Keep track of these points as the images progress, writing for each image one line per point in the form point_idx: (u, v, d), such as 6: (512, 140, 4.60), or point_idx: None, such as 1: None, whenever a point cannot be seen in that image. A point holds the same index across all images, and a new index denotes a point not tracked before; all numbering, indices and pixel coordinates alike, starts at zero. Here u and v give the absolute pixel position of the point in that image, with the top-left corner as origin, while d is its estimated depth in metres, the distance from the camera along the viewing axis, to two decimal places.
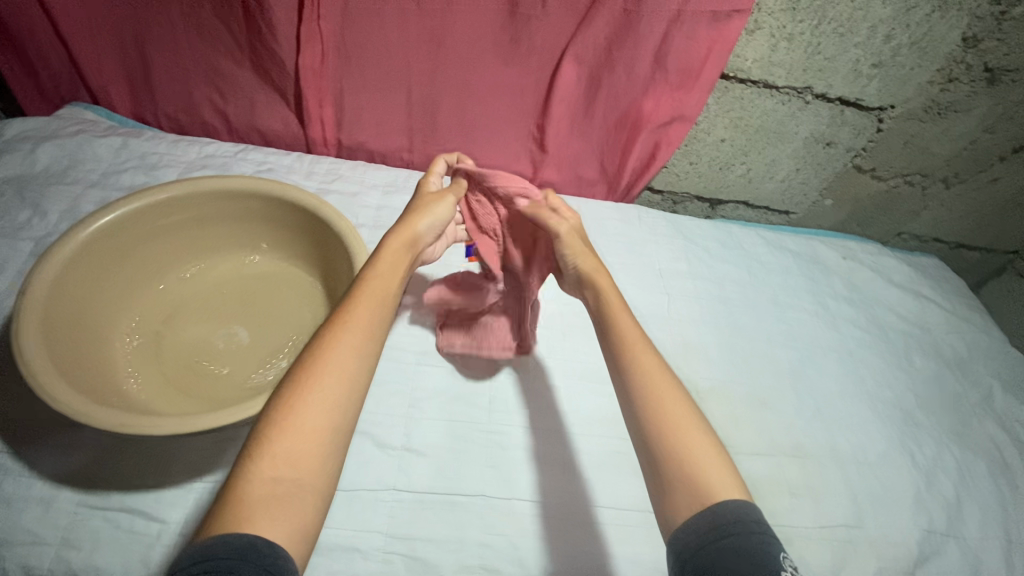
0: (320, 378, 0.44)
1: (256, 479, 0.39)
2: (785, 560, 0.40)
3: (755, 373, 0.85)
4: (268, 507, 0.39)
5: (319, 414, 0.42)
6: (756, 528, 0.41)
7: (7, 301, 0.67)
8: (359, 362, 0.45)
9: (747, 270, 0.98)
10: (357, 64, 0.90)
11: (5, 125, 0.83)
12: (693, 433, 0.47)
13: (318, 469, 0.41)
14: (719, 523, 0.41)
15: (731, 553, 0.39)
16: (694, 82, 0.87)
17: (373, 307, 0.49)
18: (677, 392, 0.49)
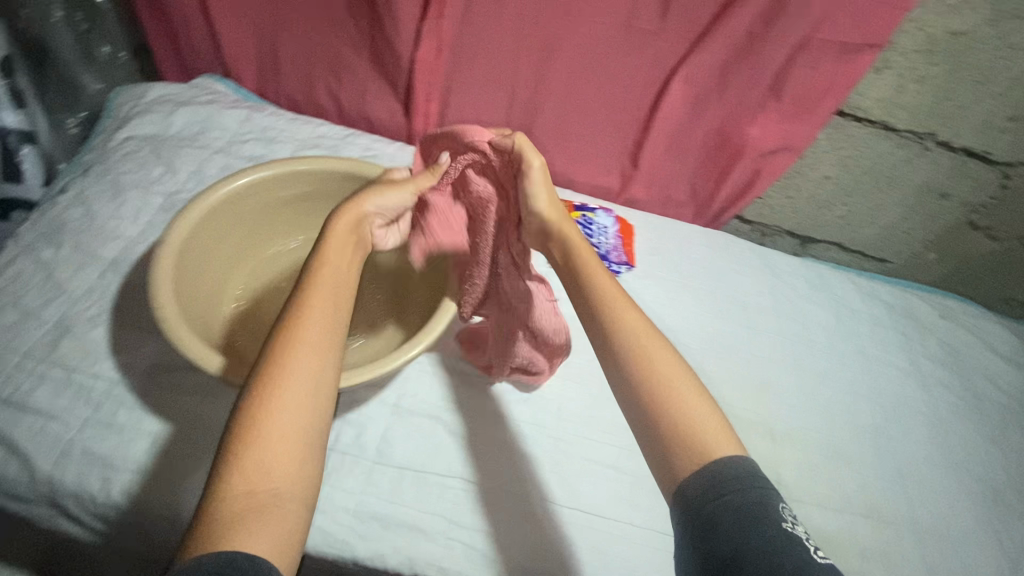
0: (282, 387, 0.44)
1: (231, 496, 0.40)
2: (782, 508, 0.43)
3: (833, 423, 0.81)
4: (247, 522, 0.39)
5: (285, 421, 0.43)
6: (753, 483, 0.43)
7: (137, 248, 0.73)
8: (317, 363, 0.47)
9: (835, 315, 0.94)
10: (467, 63, 0.92)
11: (149, 88, 0.91)
12: (695, 403, 0.47)
13: (292, 472, 0.42)
14: (720, 484, 0.43)
15: (731, 508, 0.42)
16: (808, 114, 0.84)
17: (328, 307, 0.50)
18: (679, 365, 0.49)
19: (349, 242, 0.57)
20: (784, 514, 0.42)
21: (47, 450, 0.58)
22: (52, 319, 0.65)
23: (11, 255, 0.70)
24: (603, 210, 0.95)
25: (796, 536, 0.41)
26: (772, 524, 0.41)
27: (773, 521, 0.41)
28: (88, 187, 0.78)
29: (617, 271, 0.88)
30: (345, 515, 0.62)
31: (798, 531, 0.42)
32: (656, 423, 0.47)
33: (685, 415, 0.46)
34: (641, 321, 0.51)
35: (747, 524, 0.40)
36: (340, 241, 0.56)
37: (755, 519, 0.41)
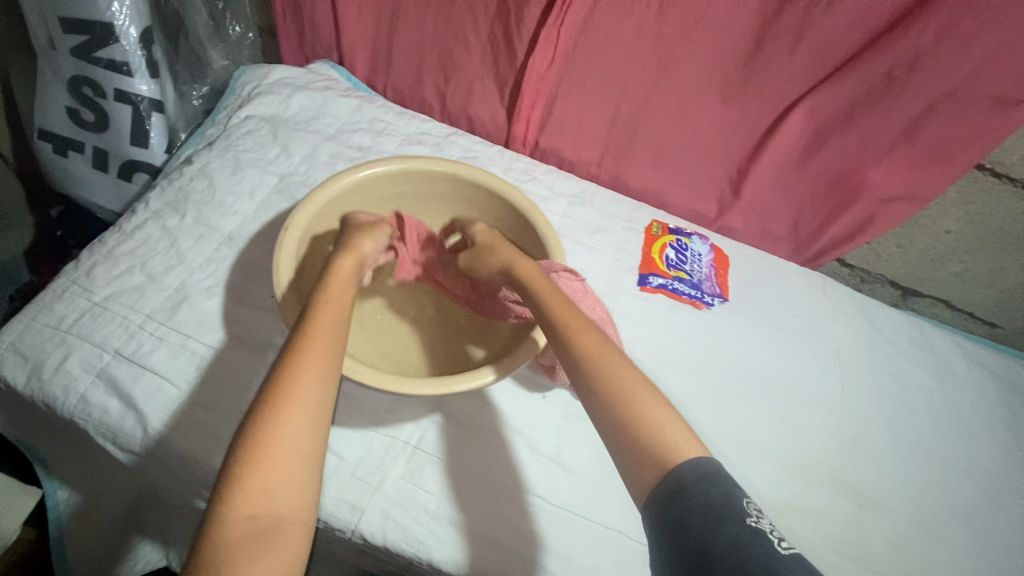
0: (288, 412, 0.44)
1: (234, 520, 0.40)
2: (746, 504, 0.43)
3: (923, 495, 0.76)
4: (252, 546, 0.39)
5: (287, 446, 0.43)
6: (716, 482, 0.44)
7: (252, 226, 0.76)
8: (320, 389, 0.47)
9: (936, 377, 0.88)
10: (578, 73, 0.89)
11: (271, 70, 0.94)
12: (656, 412, 0.50)
13: (294, 496, 0.42)
14: (685, 488, 0.44)
15: (697, 509, 0.43)
16: (941, 165, 0.79)
17: (330, 333, 0.50)
18: (638, 381, 0.52)
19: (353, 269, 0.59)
20: (748, 509, 0.43)
21: (160, 412, 0.61)
22: (173, 285, 0.69)
23: (141, 219, 0.74)
24: (698, 236, 0.94)
25: (760, 529, 0.42)
26: (736, 520, 0.42)
27: (737, 517, 0.42)
28: (211, 161, 0.81)
29: (712, 303, 0.86)
30: (423, 516, 0.60)
31: (761, 524, 0.42)
32: (629, 442, 0.49)
33: (651, 427, 0.49)
34: (601, 343, 0.55)
35: (712, 523, 0.41)
36: (347, 270, 0.58)
37: (720, 519, 0.41)
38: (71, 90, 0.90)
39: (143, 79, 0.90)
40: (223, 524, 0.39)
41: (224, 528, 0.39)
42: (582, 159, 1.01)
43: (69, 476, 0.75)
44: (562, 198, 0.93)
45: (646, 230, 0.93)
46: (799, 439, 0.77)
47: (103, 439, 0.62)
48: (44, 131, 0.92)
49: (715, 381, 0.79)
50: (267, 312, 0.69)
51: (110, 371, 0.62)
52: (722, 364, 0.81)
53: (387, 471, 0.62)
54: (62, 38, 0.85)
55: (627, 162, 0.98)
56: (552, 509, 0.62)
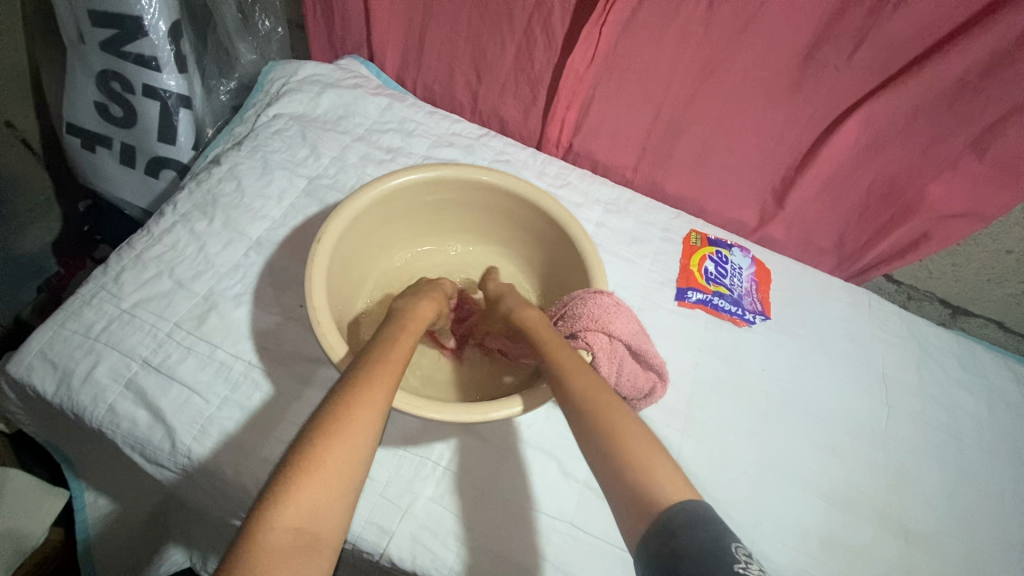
0: (352, 427, 0.43)
1: (276, 528, 0.37)
2: (739, 550, 0.38)
3: (973, 532, 0.72)
4: (289, 561, 0.36)
5: (344, 461, 0.41)
6: (706, 525, 0.39)
7: (281, 231, 0.74)
8: (382, 412, 0.45)
9: (989, 404, 0.83)
10: (618, 75, 0.84)
11: (300, 66, 0.91)
12: (642, 450, 0.45)
13: (336, 518, 0.40)
14: (670, 532, 0.39)
15: (681, 555, 0.37)
16: (1010, 181, 0.74)
17: (398, 361, 0.50)
18: (629, 418, 0.48)
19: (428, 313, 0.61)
20: (738, 555, 0.37)
21: (188, 425, 0.60)
22: (201, 292, 0.67)
23: (169, 223, 0.73)
24: (738, 247, 0.90)
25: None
26: (724, 566, 0.36)
27: (725, 561, 0.36)
28: (240, 162, 0.79)
29: (752, 320, 0.83)
30: (453, 541, 0.58)
31: (751, 572, 0.37)
32: (617, 481, 0.44)
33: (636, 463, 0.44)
34: (598, 384, 0.52)
35: (696, 572, 0.36)
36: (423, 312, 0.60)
37: (705, 566, 0.36)
38: (99, 84, 0.88)
39: (172, 74, 0.88)
40: (267, 530, 0.37)
41: (265, 534, 0.37)
42: (618, 164, 0.97)
43: (99, 477, 0.75)
44: (597, 205, 0.90)
45: (684, 241, 0.89)
46: (842, 469, 0.73)
47: (131, 450, 0.61)
48: (73, 125, 0.92)
49: (753, 403, 0.76)
50: (296, 322, 0.68)
51: (139, 381, 0.61)
52: (762, 386, 0.77)
53: (417, 493, 0.60)
54: (91, 32, 0.84)
55: (666, 168, 0.94)
56: (585, 536, 0.60)
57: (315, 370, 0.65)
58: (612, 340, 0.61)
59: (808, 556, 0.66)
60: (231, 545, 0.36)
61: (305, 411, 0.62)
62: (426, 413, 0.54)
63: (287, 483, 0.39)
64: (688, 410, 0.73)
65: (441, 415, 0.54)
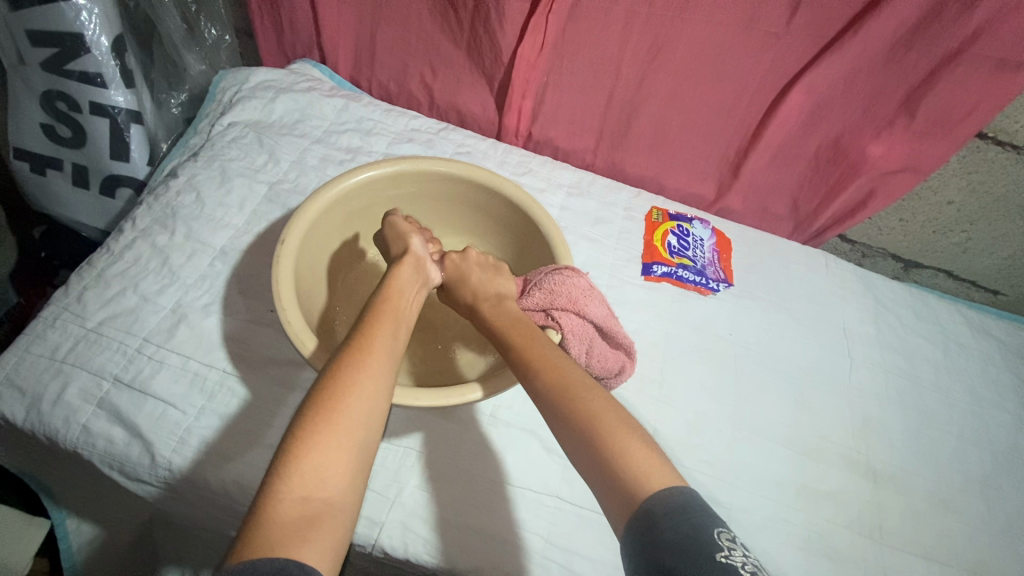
0: (348, 398, 0.44)
1: (284, 499, 0.38)
2: (721, 535, 0.41)
3: (936, 469, 0.76)
4: (300, 530, 0.37)
5: (344, 433, 0.42)
6: (686, 514, 0.42)
7: (244, 239, 0.74)
8: (379, 385, 0.46)
9: (943, 350, 0.88)
10: (569, 61, 0.86)
11: (252, 73, 0.91)
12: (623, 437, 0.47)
13: (345, 483, 0.41)
14: (655, 524, 0.41)
15: (667, 547, 0.40)
16: (944, 134, 0.78)
17: (391, 336, 0.51)
18: (604, 402, 0.50)
19: (413, 276, 0.61)
20: (720, 541, 0.40)
21: (166, 437, 0.59)
22: (169, 305, 0.67)
23: (129, 239, 0.72)
24: (699, 220, 0.93)
25: (733, 565, 0.39)
26: (707, 556, 0.39)
27: (707, 550, 0.39)
28: (197, 173, 0.78)
29: (716, 288, 0.86)
30: (442, 524, 0.59)
31: (734, 559, 0.39)
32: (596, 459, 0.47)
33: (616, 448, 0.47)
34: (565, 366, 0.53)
35: (679, 560, 0.39)
36: (409, 275, 0.60)
37: (690, 557, 0.39)
38: (44, 105, 0.86)
39: (119, 90, 0.87)
40: (279, 503, 0.38)
41: (275, 505, 0.38)
42: (577, 149, 0.99)
43: (80, 504, 0.74)
44: (559, 190, 0.91)
45: (646, 218, 0.91)
46: (812, 421, 0.76)
47: (109, 468, 0.60)
48: (20, 149, 0.89)
49: (723, 368, 0.78)
50: (268, 327, 0.68)
51: (111, 399, 0.61)
52: (731, 350, 0.80)
53: (404, 482, 0.61)
54: (30, 52, 0.82)
55: (624, 149, 0.96)
56: (570, 506, 0.62)
57: (291, 371, 0.65)
58: (584, 320, 0.63)
59: (786, 506, 0.69)
60: (245, 519, 0.38)
61: (283, 413, 0.63)
62: (400, 399, 0.55)
63: (289, 457, 0.40)
64: (661, 377, 0.76)
65: (422, 401, 0.55)
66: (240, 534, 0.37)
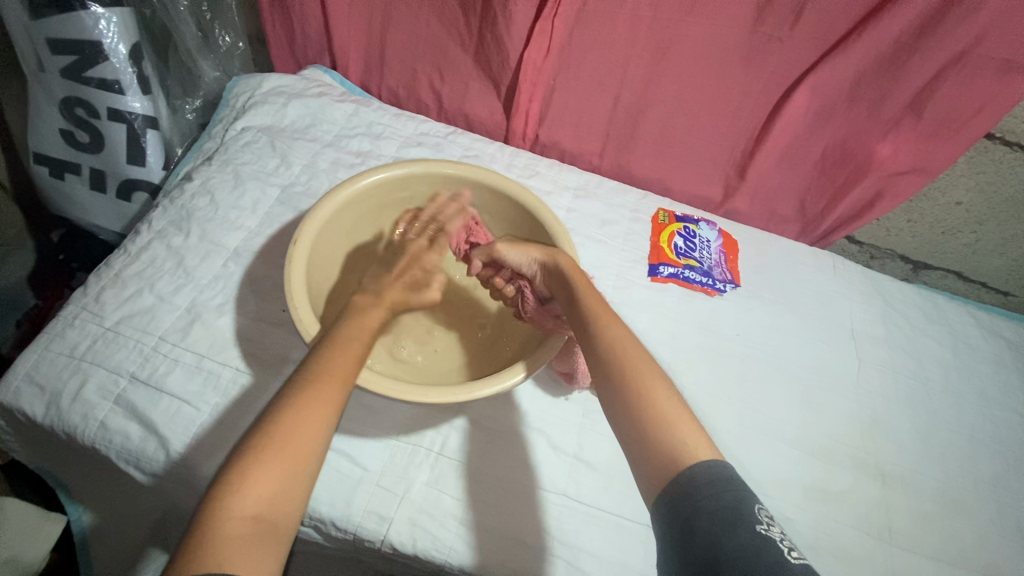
0: (298, 419, 0.45)
1: (224, 518, 0.39)
2: (760, 510, 0.41)
3: (946, 469, 0.76)
4: (239, 550, 0.38)
5: (285, 459, 0.43)
6: (728, 485, 0.42)
7: (257, 241, 0.75)
8: (328, 408, 0.47)
9: (953, 351, 0.87)
10: (576, 64, 0.87)
11: (265, 79, 0.93)
12: (670, 408, 0.48)
13: (288, 504, 0.42)
14: (694, 488, 0.42)
15: (706, 514, 0.41)
16: (950, 136, 0.78)
17: (352, 357, 0.52)
18: (653, 372, 0.51)
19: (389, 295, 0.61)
20: (760, 516, 0.41)
21: (179, 434, 0.61)
22: (183, 305, 0.68)
23: (145, 240, 0.73)
24: (705, 221, 0.93)
25: (770, 536, 0.40)
26: (748, 528, 0.40)
27: (747, 518, 0.40)
28: (211, 176, 0.80)
29: (723, 289, 0.86)
30: (450, 521, 0.60)
31: (772, 533, 0.40)
32: (633, 419, 0.48)
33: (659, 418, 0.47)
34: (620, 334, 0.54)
35: (721, 526, 0.40)
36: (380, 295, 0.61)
37: (730, 525, 0.40)
38: (63, 111, 0.88)
39: (136, 96, 0.89)
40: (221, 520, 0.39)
41: (216, 523, 0.39)
42: (584, 152, 1.00)
43: (99, 500, 0.76)
44: (566, 192, 0.92)
45: (653, 219, 0.92)
46: (820, 422, 0.76)
47: (125, 464, 0.62)
48: (39, 154, 0.91)
49: (729, 368, 0.79)
50: (280, 327, 0.69)
51: (127, 396, 0.62)
52: (737, 352, 0.80)
53: (412, 479, 0.62)
54: (51, 59, 0.84)
55: (630, 152, 0.97)
56: (578, 504, 0.63)
57: None
58: None
59: (794, 506, 0.69)
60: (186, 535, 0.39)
61: None
62: (406, 396, 0.56)
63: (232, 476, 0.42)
64: (668, 377, 0.76)
65: (432, 397, 0.56)
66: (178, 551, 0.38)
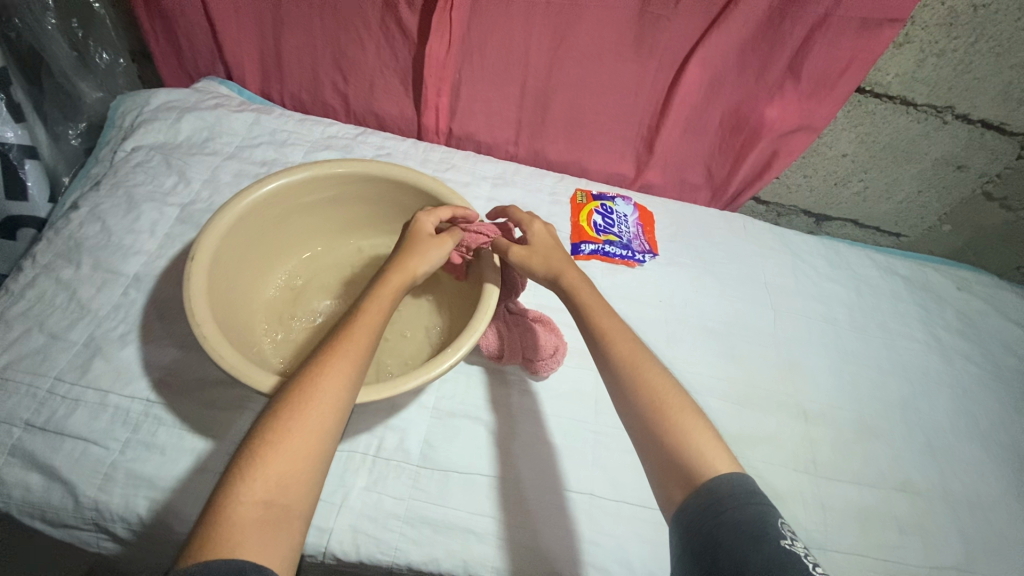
0: (311, 399, 0.44)
1: (242, 502, 0.39)
2: (783, 526, 0.42)
3: (860, 401, 0.82)
4: (254, 532, 0.38)
5: (304, 440, 0.42)
6: (751, 499, 0.43)
7: (159, 263, 0.71)
8: (346, 388, 0.46)
9: (856, 292, 0.94)
10: (477, 53, 0.87)
11: (153, 94, 0.88)
12: (688, 417, 0.49)
13: (302, 489, 0.41)
14: (716, 500, 0.43)
15: (727, 526, 0.41)
16: (827, 93, 0.83)
17: (367, 336, 0.49)
18: (664, 377, 0.52)
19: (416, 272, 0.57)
20: (784, 532, 0.42)
21: (89, 477, 0.56)
22: (81, 340, 0.64)
23: (30, 277, 0.68)
24: (620, 198, 0.95)
25: (797, 554, 0.40)
26: (773, 542, 0.40)
27: (772, 539, 0.40)
28: (101, 202, 0.75)
29: (643, 260, 0.89)
30: (394, 522, 0.59)
31: (797, 549, 0.41)
32: (648, 427, 0.49)
33: (675, 424, 0.48)
34: (618, 325, 0.56)
35: (746, 539, 0.40)
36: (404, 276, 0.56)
37: (752, 538, 0.40)
38: None
39: (7, 126, 0.82)
40: (234, 506, 0.38)
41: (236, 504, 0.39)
42: (500, 141, 1.00)
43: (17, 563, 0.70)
44: (485, 182, 0.93)
45: (571, 200, 0.94)
46: (744, 372, 0.80)
47: (31, 518, 0.57)
48: None
49: (655, 331, 0.82)
50: (192, 350, 0.65)
51: (24, 444, 0.57)
52: (663, 315, 0.84)
53: (350, 486, 0.60)
54: None
55: (543, 138, 0.98)
56: (520, 485, 0.63)
57: (223, 392, 0.63)
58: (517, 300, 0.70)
59: None
60: (206, 511, 0.39)
61: (216, 435, 0.60)
62: None
63: (253, 454, 0.41)
64: None
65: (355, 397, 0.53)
66: (198, 529, 0.38)
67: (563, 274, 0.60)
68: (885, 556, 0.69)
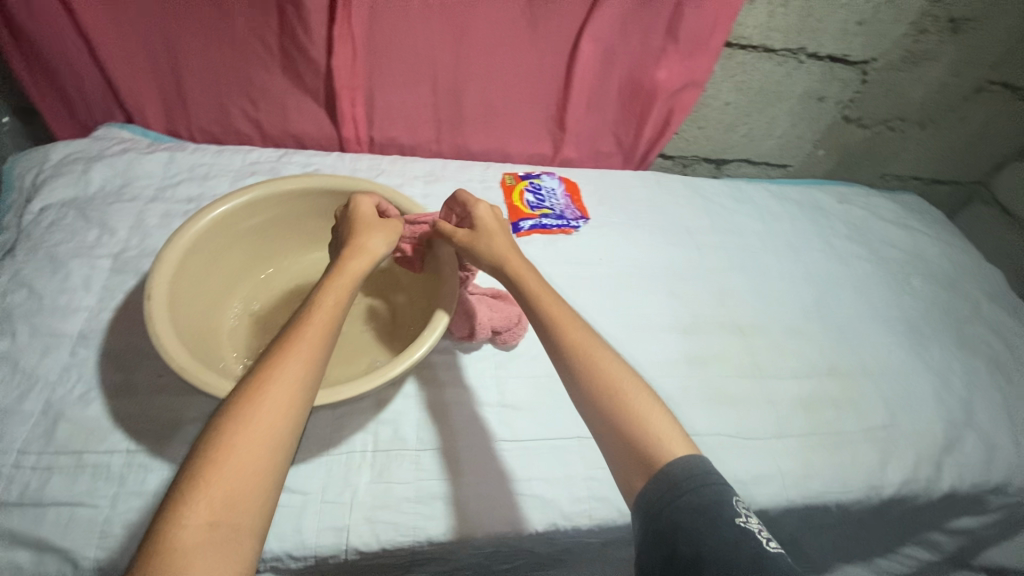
0: (258, 410, 0.43)
1: (185, 523, 0.37)
2: (737, 504, 0.47)
3: (783, 310, 0.94)
4: (198, 554, 0.36)
5: (250, 457, 0.41)
6: (706, 481, 0.47)
7: (103, 315, 0.69)
8: (296, 395, 0.45)
9: (761, 220, 1.07)
10: (385, 59, 0.90)
11: (51, 150, 0.83)
12: (643, 404, 0.52)
13: (252, 503, 0.40)
14: (675, 483, 0.47)
15: (687, 511, 0.45)
16: (703, 51, 0.94)
17: (317, 338, 0.48)
18: (618, 365, 0.54)
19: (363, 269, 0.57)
20: (738, 509, 0.46)
21: (84, 539, 0.54)
22: (37, 409, 0.61)
23: None
24: (546, 174, 1.02)
25: (749, 530, 0.45)
26: (729, 522, 0.45)
27: (727, 519, 0.45)
28: (21, 268, 0.71)
29: (578, 226, 0.96)
30: (407, 504, 0.62)
31: (750, 524, 0.46)
32: (604, 413, 0.52)
33: (629, 411, 0.51)
34: (547, 292, 0.60)
35: (701, 522, 0.44)
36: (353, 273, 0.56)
37: (711, 521, 0.44)
38: None
39: None
40: (178, 529, 0.37)
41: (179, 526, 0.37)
42: (421, 141, 1.04)
43: None
44: (417, 181, 0.96)
45: (501, 184, 0.99)
46: (684, 306, 0.90)
47: None
48: None
49: (602, 286, 0.89)
50: (162, 393, 0.64)
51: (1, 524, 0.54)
52: (606, 271, 0.91)
53: (356, 483, 0.62)
54: None
55: (462, 131, 1.03)
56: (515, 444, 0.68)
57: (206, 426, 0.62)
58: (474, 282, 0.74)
59: (684, 378, 0.81)
60: (145, 540, 0.37)
61: None
62: (327, 396, 0.55)
63: (197, 472, 0.39)
64: None
65: (349, 389, 0.55)
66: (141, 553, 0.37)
67: (504, 262, 0.62)
68: (829, 432, 0.80)
